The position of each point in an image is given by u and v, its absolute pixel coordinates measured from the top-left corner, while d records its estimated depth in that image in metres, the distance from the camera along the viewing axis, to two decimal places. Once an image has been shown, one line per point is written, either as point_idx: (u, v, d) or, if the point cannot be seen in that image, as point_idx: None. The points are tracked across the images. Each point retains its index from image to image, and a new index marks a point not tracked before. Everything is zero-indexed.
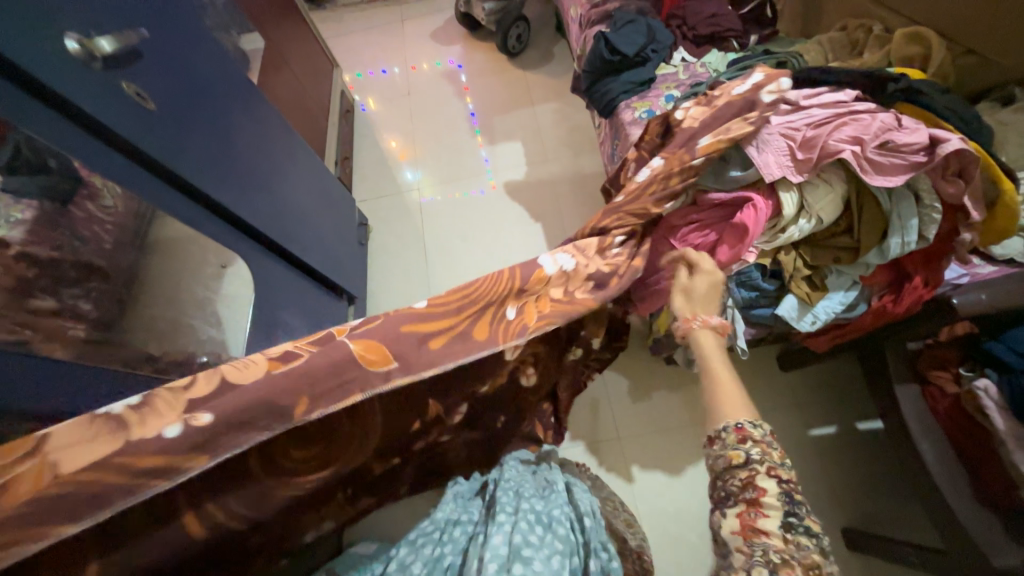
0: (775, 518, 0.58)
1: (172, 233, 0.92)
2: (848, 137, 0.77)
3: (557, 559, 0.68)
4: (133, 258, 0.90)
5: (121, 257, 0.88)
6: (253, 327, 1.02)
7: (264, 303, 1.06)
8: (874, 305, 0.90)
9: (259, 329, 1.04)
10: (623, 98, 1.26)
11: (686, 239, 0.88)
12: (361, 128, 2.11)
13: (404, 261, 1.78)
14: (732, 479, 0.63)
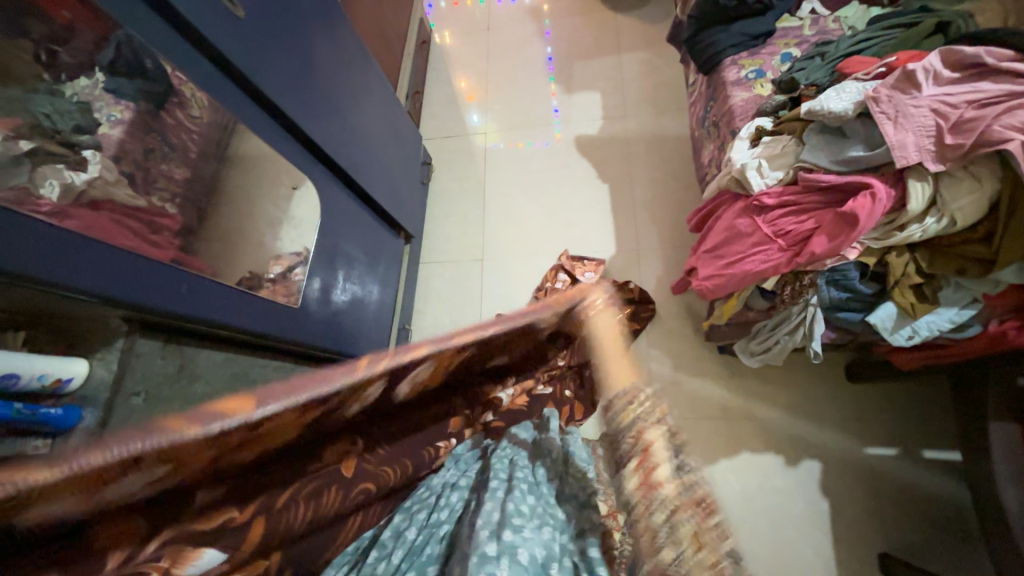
0: (665, 468, 0.47)
1: (252, 150, 0.94)
2: (1020, 124, 0.63)
3: (549, 532, 0.57)
4: (214, 169, 0.94)
5: (204, 166, 0.92)
6: (318, 251, 1.06)
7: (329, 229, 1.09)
8: (991, 330, 0.78)
9: (322, 254, 1.07)
10: (730, 53, 1.10)
11: (776, 222, 0.82)
12: (435, 62, 2.03)
13: (463, 206, 1.76)
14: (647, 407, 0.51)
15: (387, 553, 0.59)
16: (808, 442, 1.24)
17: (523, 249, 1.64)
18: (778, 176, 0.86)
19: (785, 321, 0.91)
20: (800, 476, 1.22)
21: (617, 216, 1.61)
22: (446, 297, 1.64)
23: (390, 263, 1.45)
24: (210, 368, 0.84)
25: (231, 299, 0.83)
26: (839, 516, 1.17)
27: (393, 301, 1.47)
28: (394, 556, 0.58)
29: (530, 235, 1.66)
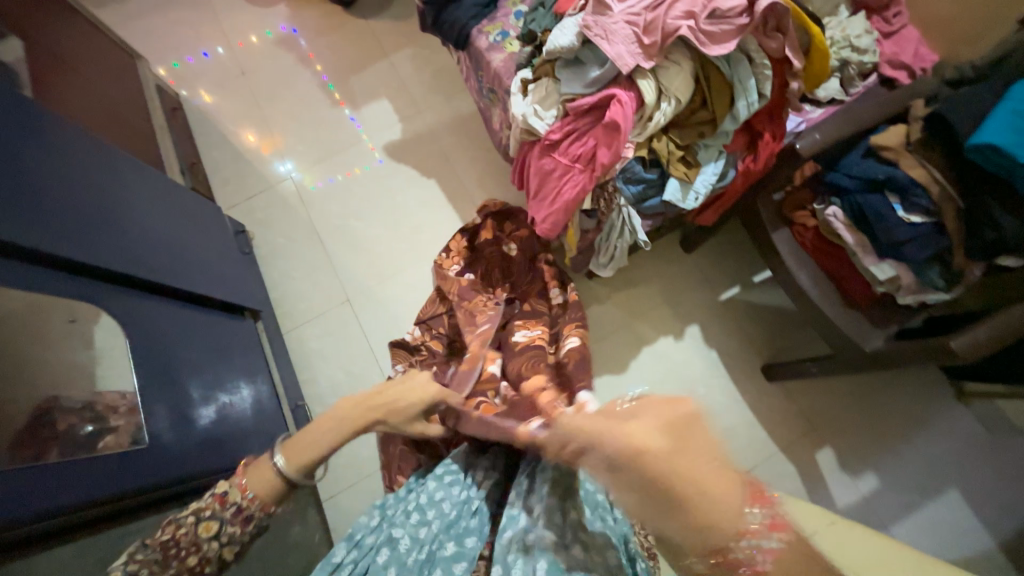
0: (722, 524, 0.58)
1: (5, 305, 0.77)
2: (682, 13, 0.80)
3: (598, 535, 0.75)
4: None
5: None
6: (145, 375, 0.90)
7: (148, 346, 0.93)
8: (741, 168, 0.99)
9: (156, 377, 0.92)
10: (473, 24, 1.19)
11: (570, 151, 0.94)
12: (199, 126, 1.81)
13: (304, 258, 1.64)
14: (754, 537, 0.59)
15: (428, 521, 0.81)
16: (683, 314, 1.47)
17: (385, 271, 1.60)
18: (553, 114, 0.97)
19: (613, 229, 1.04)
20: (688, 343, 1.45)
21: (456, 203, 1.66)
22: (331, 352, 1.53)
23: (247, 349, 1.29)
24: (55, 572, 0.64)
25: (45, 478, 0.66)
26: (725, 357, 1.44)
27: (272, 385, 1.33)
28: (433, 528, 0.79)
29: (385, 256, 1.62)
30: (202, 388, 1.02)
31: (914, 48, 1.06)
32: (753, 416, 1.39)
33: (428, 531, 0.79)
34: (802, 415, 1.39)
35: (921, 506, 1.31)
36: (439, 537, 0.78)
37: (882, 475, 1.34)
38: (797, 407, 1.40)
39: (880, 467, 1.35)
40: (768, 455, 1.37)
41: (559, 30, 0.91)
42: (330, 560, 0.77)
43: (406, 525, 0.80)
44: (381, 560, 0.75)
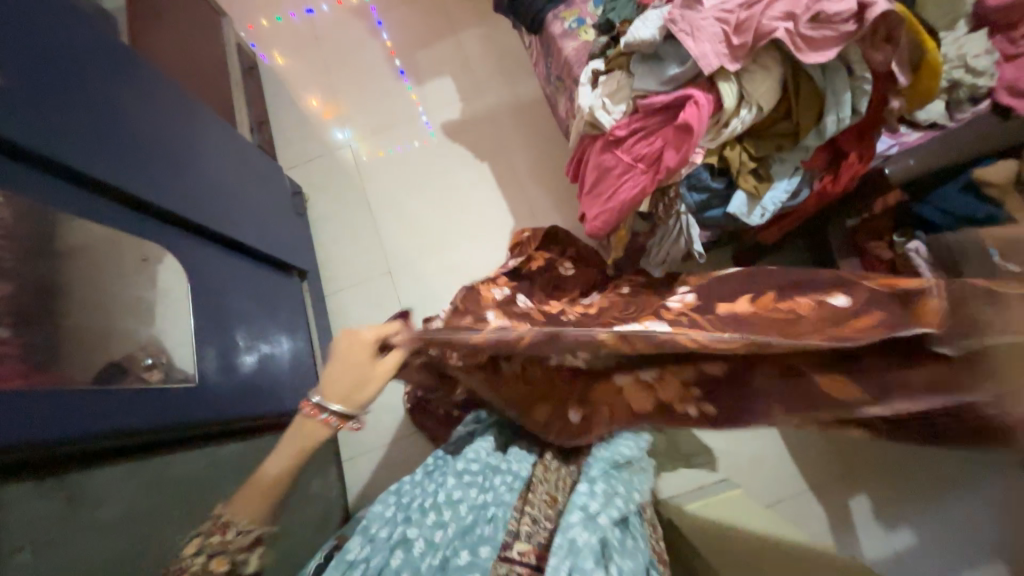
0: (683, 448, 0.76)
1: (86, 235, 0.83)
2: (780, 13, 0.74)
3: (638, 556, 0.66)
4: (47, 266, 0.79)
5: (34, 266, 0.77)
6: (199, 318, 0.95)
7: (205, 292, 0.98)
8: (816, 188, 0.92)
9: (208, 322, 0.97)
10: (549, 9, 1.16)
11: (633, 150, 0.91)
12: (270, 87, 1.88)
13: (353, 225, 1.68)
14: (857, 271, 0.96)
15: (444, 524, 0.72)
16: None
17: (428, 249, 1.62)
18: (621, 109, 0.94)
19: (667, 236, 0.99)
20: None
21: (506, 190, 1.64)
22: (367, 320, 1.58)
23: (292, 307, 1.35)
24: (114, 485, 0.71)
25: (106, 402, 0.71)
26: None
27: (311, 344, 1.38)
28: (449, 531, 0.71)
29: (430, 234, 1.64)
30: (247, 337, 1.07)
31: None
32: (785, 450, 1.33)
33: (444, 535, 0.70)
34: (840, 458, 1.32)
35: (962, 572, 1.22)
36: (454, 544, 0.69)
37: (921, 533, 1.25)
38: (836, 448, 1.32)
39: (921, 524, 1.25)
40: (798, 492, 1.31)
41: (642, 22, 0.86)
42: (342, 555, 0.67)
43: (422, 525, 0.72)
44: (392, 565, 0.66)
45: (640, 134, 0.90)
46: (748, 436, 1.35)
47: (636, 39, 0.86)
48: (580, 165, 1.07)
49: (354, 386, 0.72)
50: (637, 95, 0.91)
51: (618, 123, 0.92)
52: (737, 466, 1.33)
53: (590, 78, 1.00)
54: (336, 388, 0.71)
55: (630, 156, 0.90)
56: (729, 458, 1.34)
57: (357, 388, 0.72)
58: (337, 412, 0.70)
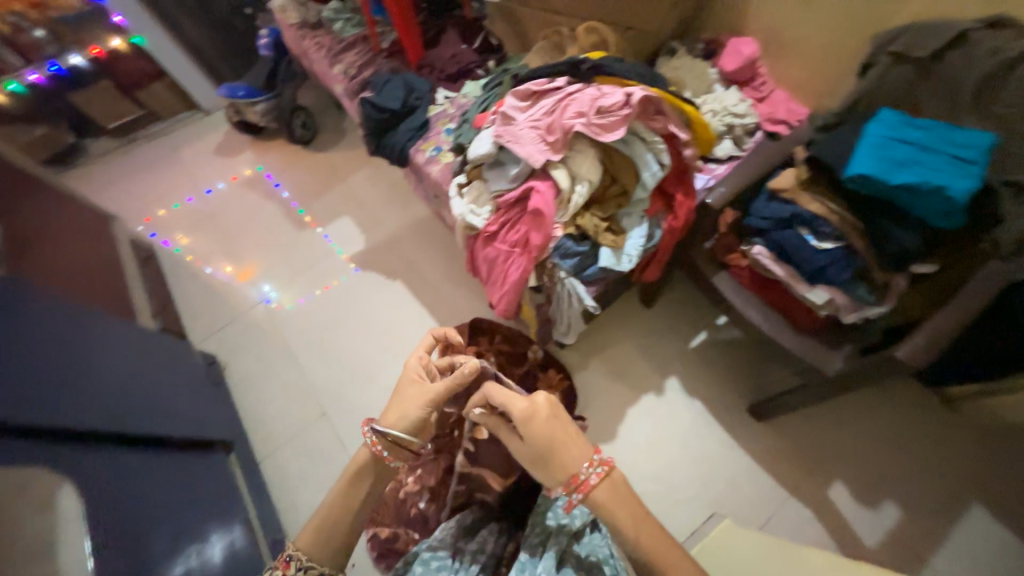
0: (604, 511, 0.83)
1: None
2: (574, 114, 0.93)
3: None
4: None
5: None
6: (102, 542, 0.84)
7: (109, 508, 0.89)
8: (666, 227, 1.08)
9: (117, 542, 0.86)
10: (411, 145, 1.35)
11: (507, 238, 1.04)
12: (173, 268, 1.91)
13: (279, 378, 1.65)
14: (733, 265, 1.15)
15: None
16: (659, 369, 1.50)
17: (361, 378, 1.61)
18: (488, 209, 1.09)
19: (562, 301, 1.09)
20: (671, 397, 1.46)
21: (424, 299, 1.72)
22: (309, 472, 1.48)
23: (220, 489, 1.22)
24: None
25: None
26: (711, 404, 1.44)
27: (251, 521, 1.25)
28: None
29: (360, 362, 1.63)
30: (166, 543, 0.95)
31: (786, 105, 1.24)
32: (754, 463, 1.35)
33: None
34: (805, 453, 1.34)
35: (954, 530, 1.23)
36: None
37: (903, 503, 1.27)
38: (797, 445, 1.36)
39: (900, 495, 1.28)
40: (783, 503, 1.30)
41: (479, 141, 1.04)
42: None
43: None
44: None
45: (509, 225, 1.05)
46: (715, 461, 1.37)
47: (479, 154, 1.03)
48: (474, 261, 1.19)
49: (403, 413, 0.79)
50: (496, 194, 1.06)
51: (489, 221, 1.07)
52: (717, 496, 1.33)
53: (456, 190, 1.16)
54: (392, 418, 0.79)
55: (507, 245, 1.04)
56: (707, 489, 1.34)
57: (404, 415, 0.79)
58: (382, 435, 0.77)
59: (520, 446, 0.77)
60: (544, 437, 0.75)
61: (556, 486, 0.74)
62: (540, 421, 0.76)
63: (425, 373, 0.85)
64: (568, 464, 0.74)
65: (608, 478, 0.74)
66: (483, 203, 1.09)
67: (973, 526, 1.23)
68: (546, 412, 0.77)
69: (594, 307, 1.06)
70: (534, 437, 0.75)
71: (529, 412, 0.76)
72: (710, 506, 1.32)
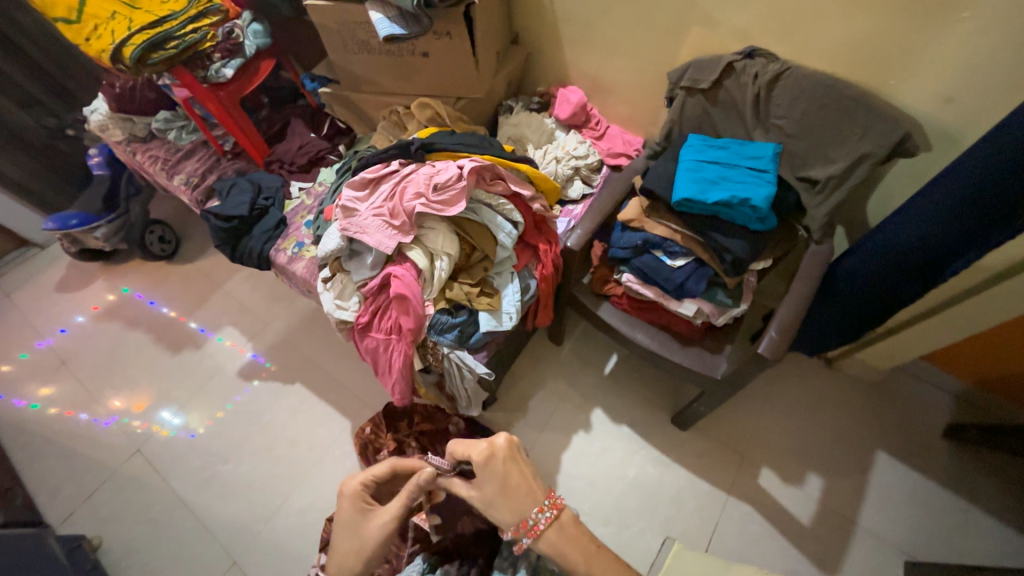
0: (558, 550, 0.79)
1: None
2: (413, 195, 0.93)
3: None
4: None
5: None
6: None
7: None
8: (538, 277, 1.10)
9: None
10: (270, 246, 1.27)
11: (381, 327, 1.00)
12: (17, 439, 1.60)
13: (172, 536, 1.40)
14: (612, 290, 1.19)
15: None
16: (582, 405, 1.49)
17: (273, 506, 1.42)
18: (356, 300, 1.04)
19: (455, 375, 1.04)
20: (599, 430, 1.45)
21: (330, 396, 1.58)
22: None
23: None
24: None
25: None
26: (638, 425, 1.45)
27: None
28: None
29: (269, 488, 1.44)
30: None
31: (622, 138, 1.37)
32: (690, 473, 1.37)
33: None
34: (731, 449, 1.39)
35: (869, 483, 1.32)
36: None
37: (823, 472, 1.35)
38: (722, 443, 1.40)
39: (817, 464, 1.36)
40: (723, 505, 1.33)
41: (329, 237, 1.00)
42: None
43: None
44: None
45: (379, 311, 1.00)
46: (655, 483, 1.37)
47: (331, 250, 0.99)
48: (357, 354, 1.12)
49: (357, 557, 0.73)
50: (360, 285, 1.02)
51: (359, 312, 1.02)
52: (666, 518, 1.32)
53: (320, 286, 1.09)
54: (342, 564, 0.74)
55: (382, 333, 0.99)
56: (655, 514, 1.33)
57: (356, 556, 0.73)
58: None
59: (474, 497, 0.71)
60: (499, 476, 0.70)
61: (507, 531, 0.67)
62: (494, 470, 0.70)
63: (367, 502, 0.77)
64: (521, 509, 0.67)
65: (559, 520, 0.68)
66: (350, 295, 1.04)
67: (883, 472, 1.33)
68: (506, 453, 0.71)
69: (488, 374, 1.04)
70: (490, 483, 0.70)
71: (489, 458, 0.70)
72: (662, 531, 1.30)
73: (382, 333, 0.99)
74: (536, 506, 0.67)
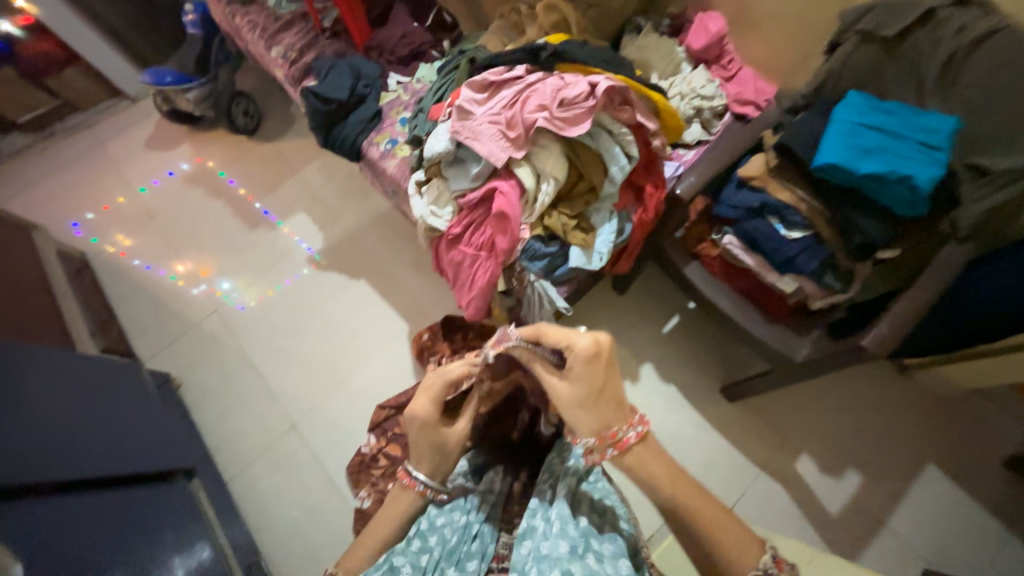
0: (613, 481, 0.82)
1: None
2: (536, 106, 0.87)
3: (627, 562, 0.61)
4: None
5: None
6: None
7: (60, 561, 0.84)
8: (635, 221, 1.04)
9: None
10: (362, 138, 1.24)
11: (472, 241, 0.98)
12: (111, 279, 1.75)
13: (241, 392, 1.56)
14: (709, 249, 1.13)
15: (428, 547, 0.69)
16: (634, 356, 1.49)
17: (330, 384, 1.54)
18: (450, 209, 1.02)
19: (534, 303, 1.05)
20: (646, 383, 1.46)
21: (391, 297, 1.64)
22: (282, 487, 1.44)
23: (185, 513, 1.18)
24: None
25: None
26: (685, 388, 1.45)
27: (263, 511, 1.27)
28: (434, 552, 0.69)
29: (328, 369, 1.56)
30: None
31: (754, 84, 1.19)
32: (727, 441, 1.39)
33: (429, 559, 0.68)
34: (774, 429, 1.39)
35: (910, 491, 1.30)
36: (441, 565, 0.68)
37: (864, 470, 1.33)
38: (766, 422, 1.40)
39: (860, 462, 1.34)
40: (754, 479, 1.35)
41: (437, 138, 0.96)
42: None
43: (405, 551, 0.68)
44: None
45: (475, 224, 0.98)
46: (690, 443, 1.39)
47: (437, 153, 0.95)
48: (438, 264, 1.12)
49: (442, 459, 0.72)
50: (458, 195, 0.99)
51: (453, 222, 1.00)
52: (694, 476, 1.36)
53: (414, 189, 1.07)
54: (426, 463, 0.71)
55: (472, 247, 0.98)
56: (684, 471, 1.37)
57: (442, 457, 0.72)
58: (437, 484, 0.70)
59: (561, 393, 0.64)
60: (595, 387, 0.63)
61: (584, 437, 0.62)
62: (596, 374, 0.63)
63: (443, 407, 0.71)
64: (607, 420, 0.62)
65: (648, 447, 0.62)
66: (447, 204, 1.02)
67: (927, 485, 1.31)
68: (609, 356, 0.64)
69: (567, 309, 1.03)
70: (583, 384, 0.63)
71: (592, 355, 0.63)
72: None
73: (472, 248, 0.98)
74: (626, 421, 0.62)
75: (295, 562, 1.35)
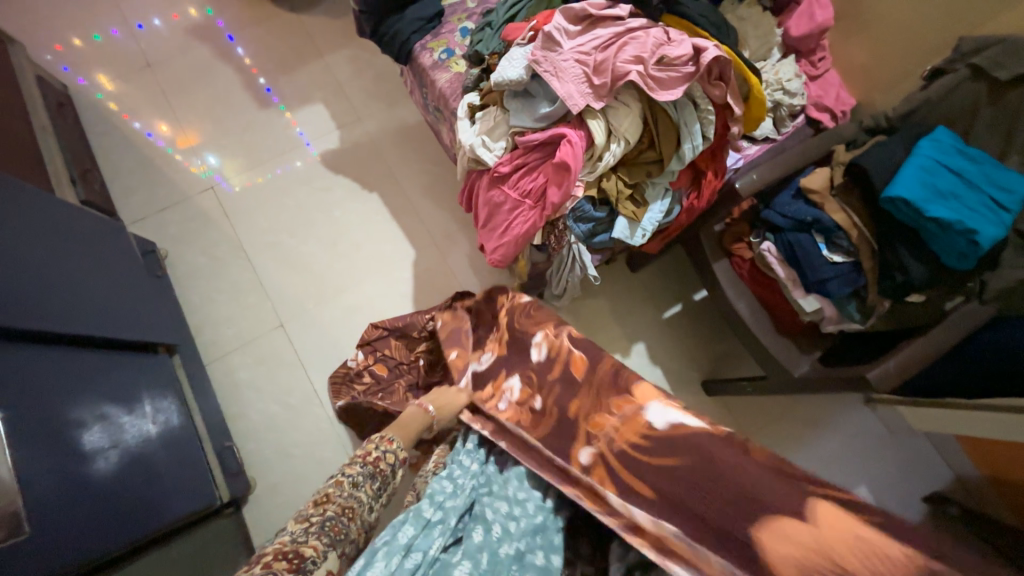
0: None
1: None
2: (631, 57, 0.80)
3: None
4: None
5: None
6: (43, 449, 0.79)
7: (41, 412, 0.81)
8: (685, 205, 1.01)
9: (50, 440, 0.81)
10: (416, 39, 1.11)
11: (519, 185, 0.91)
12: (95, 124, 1.58)
13: (230, 280, 1.50)
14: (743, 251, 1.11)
15: (515, 516, 0.77)
16: (629, 333, 1.51)
17: (325, 293, 1.50)
18: (502, 145, 0.93)
19: (564, 264, 1.04)
20: (634, 360, 1.49)
21: (402, 218, 1.57)
22: (260, 381, 1.43)
23: (160, 388, 1.17)
24: None
25: None
26: (669, 374, 1.49)
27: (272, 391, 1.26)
28: (522, 525, 0.75)
29: (325, 276, 1.51)
30: (107, 446, 0.92)
31: (836, 91, 1.13)
32: None
33: (518, 527, 0.75)
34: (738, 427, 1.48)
35: None
36: (527, 540, 0.74)
37: None
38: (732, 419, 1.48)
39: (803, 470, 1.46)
40: None
41: (511, 63, 0.87)
42: (420, 513, 0.76)
43: (497, 511, 0.78)
44: (474, 540, 0.73)
45: (528, 166, 0.90)
46: None
47: (508, 79, 0.87)
48: (468, 201, 1.03)
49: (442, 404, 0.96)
50: (516, 131, 0.92)
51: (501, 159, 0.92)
52: None
53: (467, 112, 0.98)
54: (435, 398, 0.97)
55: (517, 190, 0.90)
56: None
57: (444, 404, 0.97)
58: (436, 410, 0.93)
59: None
60: None
61: None
62: None
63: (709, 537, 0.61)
64: None
65: None
66: (501, 137, 0.93)
67: None
68: None
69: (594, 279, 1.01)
70: None
71: None
72: None
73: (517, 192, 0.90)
74: None
75: (265, 452, 1.38)
